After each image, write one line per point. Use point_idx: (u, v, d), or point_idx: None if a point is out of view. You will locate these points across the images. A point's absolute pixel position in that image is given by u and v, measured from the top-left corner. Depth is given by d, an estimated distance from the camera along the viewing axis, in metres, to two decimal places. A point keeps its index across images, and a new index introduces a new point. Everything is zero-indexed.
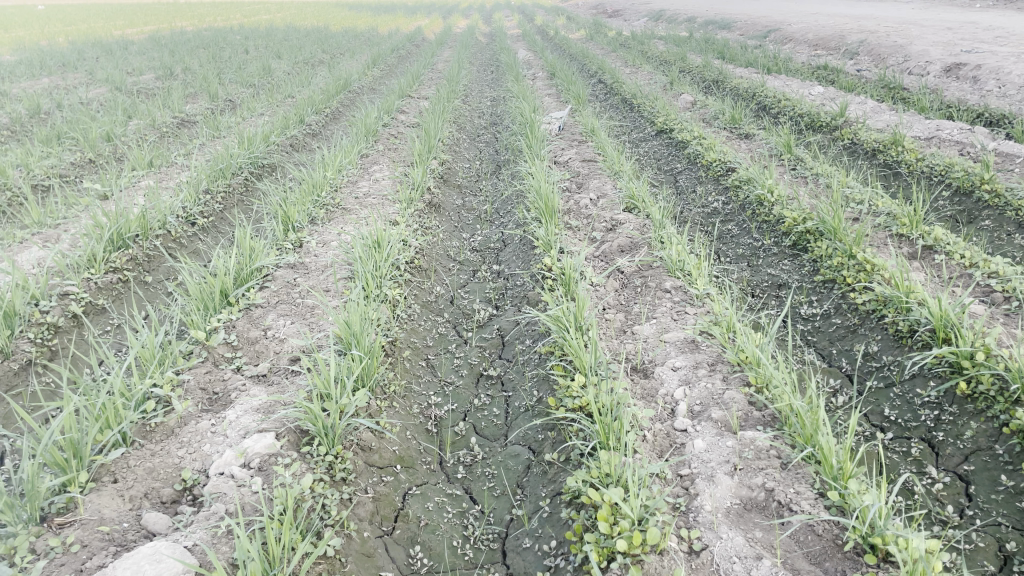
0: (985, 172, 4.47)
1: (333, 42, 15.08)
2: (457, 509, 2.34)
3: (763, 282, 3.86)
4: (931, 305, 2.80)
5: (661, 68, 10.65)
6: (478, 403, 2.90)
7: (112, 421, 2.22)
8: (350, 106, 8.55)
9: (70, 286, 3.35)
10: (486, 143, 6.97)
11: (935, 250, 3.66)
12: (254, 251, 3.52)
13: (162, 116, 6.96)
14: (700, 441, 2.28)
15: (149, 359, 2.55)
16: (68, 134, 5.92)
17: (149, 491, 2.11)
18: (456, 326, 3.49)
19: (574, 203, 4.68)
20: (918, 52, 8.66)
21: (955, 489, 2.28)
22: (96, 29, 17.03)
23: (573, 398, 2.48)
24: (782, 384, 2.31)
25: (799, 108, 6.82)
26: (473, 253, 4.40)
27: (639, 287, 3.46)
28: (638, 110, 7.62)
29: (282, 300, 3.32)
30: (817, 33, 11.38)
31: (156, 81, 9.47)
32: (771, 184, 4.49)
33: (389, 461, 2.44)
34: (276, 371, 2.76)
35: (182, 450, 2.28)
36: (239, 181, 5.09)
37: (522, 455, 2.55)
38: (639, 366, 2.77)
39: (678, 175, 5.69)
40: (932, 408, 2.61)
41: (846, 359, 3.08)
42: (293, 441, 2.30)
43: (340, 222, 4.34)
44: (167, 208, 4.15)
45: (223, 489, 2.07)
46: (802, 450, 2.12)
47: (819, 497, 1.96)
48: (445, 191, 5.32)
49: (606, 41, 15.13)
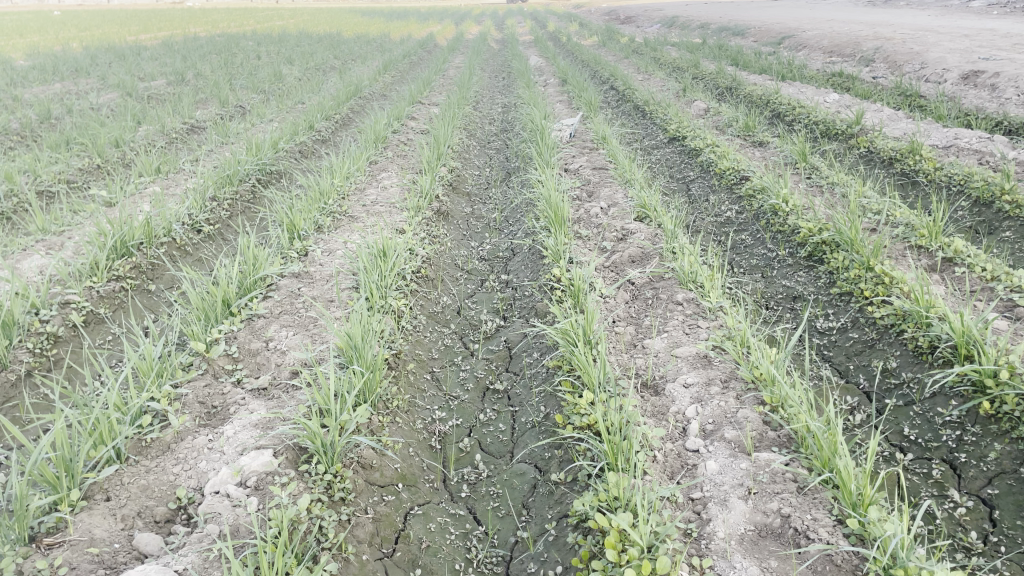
0: (1006, 182, 4.37)
1: (346, 48, 15.09)
2: (460, 531, 2.26)
3: (778, 294, 3.77)
4: (953, 320, 2.70)
5: (674, 74, 10.59)
6: (483, 418, 2.83)
7: (106, 436, 2.16)
8: (360, 112, 8.52)
9: (71, 295, 3.30)
10: (496, 150, 6.92)
11: (955, 262, 3.57)
12: (258, 260, 3.47)
13: (171, 122, 6.95)
14: (713, 462, 2.20)
15: (147, 371, 2.49)
16: (76, 139, 5.90)
17: (143, 509, 2.03)
18: (462, 338, 3.43)
19: (584, 211, 4.61)
20: (935, 59, 8.55)
21: (979, 514, 2.20)
22: (110, 35, 17.05)
23: (581, 416, 2.41)
24: (798, 404, 2.22)
25: (814, 116, 6.74)
26: (481, 262, 4.33)
27: (650, 299, 3.38)
28: (650, 116, 7.56)
29: (285, 310, 3.26)
30: (831, 40, 11.29)
31: (167, 87, 9.46)
32: (786, 193, 4.40)
33: (390, 480, 2.37)
34: (276, 385, 2.69)
35: (177, 467, 2.21)
36: (246, 188, 5.04)
37: (528, 474, 2.47)
38: (649, 383, 2.69)
39: (690, 183, 5.61)
40: (953, 428, 2.52)
41: (863, 376, 2.99)
42: (291, 459, 2.23)
43: (347, 230, 4.28)
44: (172, 215, 4.11)
45: (217, 510, 1.99)
46: (819, 474, 2.04)
47: (837, 525, 1.88)
48: (454, 199, 5.26)
49: (619, 47, 15.08)
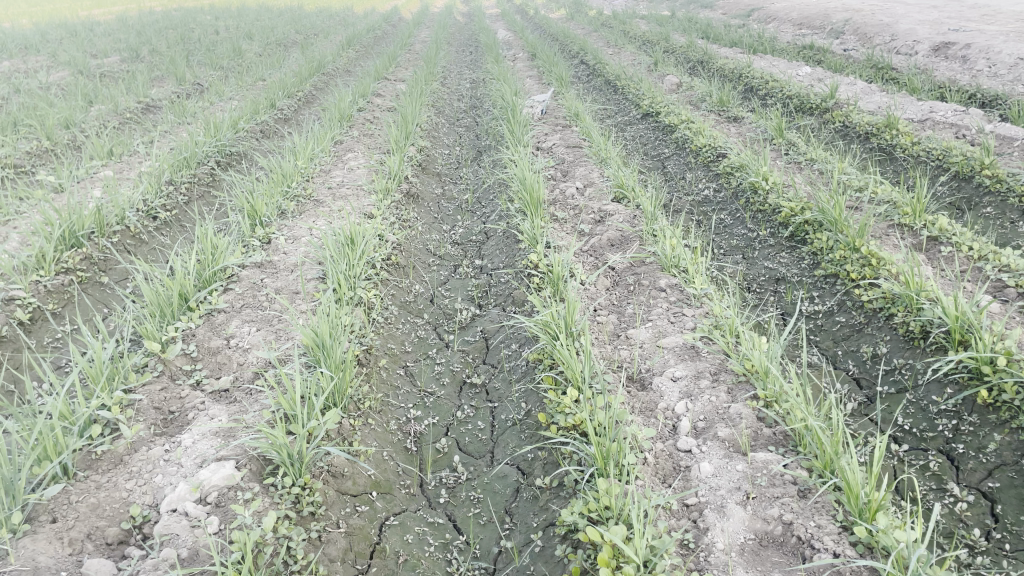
0: (985, 156, 4.31)
1: (307, 22, 14.64)
2: (440, 541, 2.12)
3: (760, 277, 3.67)
4: (947, 304, 2.61)
5: (644, 48, 10.44)
6: (461, 416, 2.69)
7: (52, 451, 1.97)
8: (323, 89, 8.24)
9: (16, 291, 3.08)
10: (466, 127, 6.73)
11: (941, 241, 3.48)
12: (217, 249, 3.27)
13: (125, 101, 6.63)
14: (707, 463, 2.07)
15: (96, 377, 2.29)
16: (23, 120, 5.58)
17: (93, 531, 1.85)
18: (436, 329, 3.28)
19: (560, 192, 4.45)
20: (906, 31, 8.49)
21: (981, 509, 2.11)
22: (60, 9, 16.39)
23: (566, 416, 2.27)
24: (795, 400, 2.10)
25: (788, 90, 6.65)
26: (453, 247, 4.17)
27: (632, 286, 3.24)
28: (622, 92, 7.41)
29: (246, 304, 3.08)
30: (800, 11, 11.22)
31: (120, 64, 9.07)
32: (766, 171, 4.28)
33: (364, 488, 2.22)
34: (237, 387, 2.52)
35: (130, 483, 2.02)
36: (204, 171, 4.81)
37: (511, 477, 2.34)
38: (635, 376, 2.56)
39: (666, 160, 5.48)
40: (950, 418, 2.44)
41: (852, 362, 2.91)
42: (255, 471, 2.07)
43: (312, 215, 4.09)
44: (125, 201, 3.89)
45: (175, 531, 1.83)
46: (820, 477, 1.92)
47: (842, 532, 1.76)
48: (424, 179, 5.07)
49: (587, 21, 14.86)
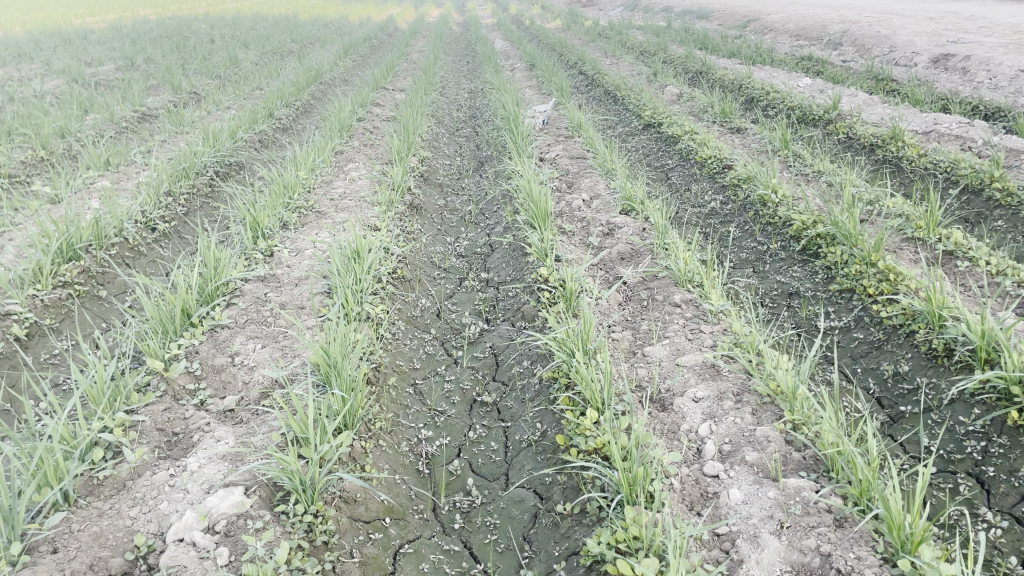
0: (995, 169, 4.26)
1: (303, 32, 14.57)
2: (457, 570, 2.03)
3: (773, 291, 3.61)
4: (972, 321, 2.54)
5: (642, 58, 10.40)
6: (473, 436, 2.60)
7: (53, 477, 1.87)
8: (321, 98, 8.17)
9: (12, 305, 2.99)
10: (466, 137, 6.66)
11: (957, 256, 3.42)
12: (219, 262, 3.18)
13: (121, 110, 6.54)
14: (737, 490, 1.99)
15: (97, 398, 2.20)
16: (18, 129, 5.48)
17: (96, 561, 1.75)
18: (444, 344, 3.19)
19: (566, 204, 4.38)
20: (905, 42, 8.47)
21: (1016, 536, 2.02)
22: (54, 17, 16.26)
23: (586, 438, 2.19)
24: (825, 422, 2.03)
25: (789, 101, 6.60)
26: (459, 260, 4.09)
27: (646, 301, 3.17)
28: (623, 102, 7.36)
29: (250, 320, 2.99)
30: (797, 22, 11.20)
31: (115, 72, 8.98)
32: (775, 183, 4.23)
33: (377, 514, 2.13)
34: (244, 408, 2.43)
35: (134, 510, 1.93)
36: (204, 181, 4.73)
37: (528, 502, 2.25)
38: (655, 396, 2.48)
39: (670, 171, 5.43)
40: (978, 439, 2.35)
41: (873, 380, 2.84)
42: (264, 498, 1.99)
43: (315, 227, 4.01)
44: (123, 212, 3.80)
45: (183, 563, 1.74)
46: (855, 504, 1.84)
47: (884, 564, 1.67)
48: (427, 190, 4.99)
49: (583, 31, 14.84)
